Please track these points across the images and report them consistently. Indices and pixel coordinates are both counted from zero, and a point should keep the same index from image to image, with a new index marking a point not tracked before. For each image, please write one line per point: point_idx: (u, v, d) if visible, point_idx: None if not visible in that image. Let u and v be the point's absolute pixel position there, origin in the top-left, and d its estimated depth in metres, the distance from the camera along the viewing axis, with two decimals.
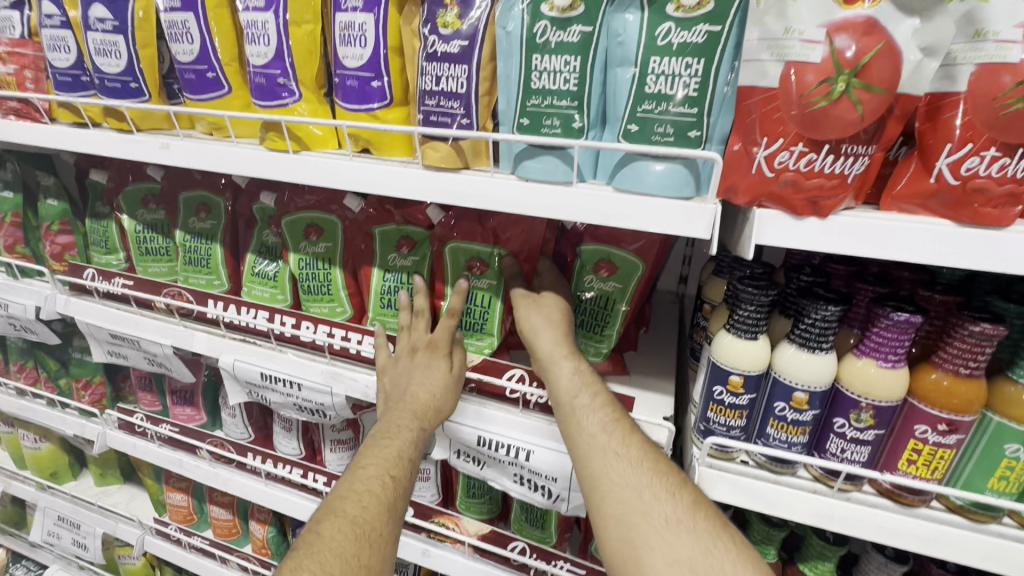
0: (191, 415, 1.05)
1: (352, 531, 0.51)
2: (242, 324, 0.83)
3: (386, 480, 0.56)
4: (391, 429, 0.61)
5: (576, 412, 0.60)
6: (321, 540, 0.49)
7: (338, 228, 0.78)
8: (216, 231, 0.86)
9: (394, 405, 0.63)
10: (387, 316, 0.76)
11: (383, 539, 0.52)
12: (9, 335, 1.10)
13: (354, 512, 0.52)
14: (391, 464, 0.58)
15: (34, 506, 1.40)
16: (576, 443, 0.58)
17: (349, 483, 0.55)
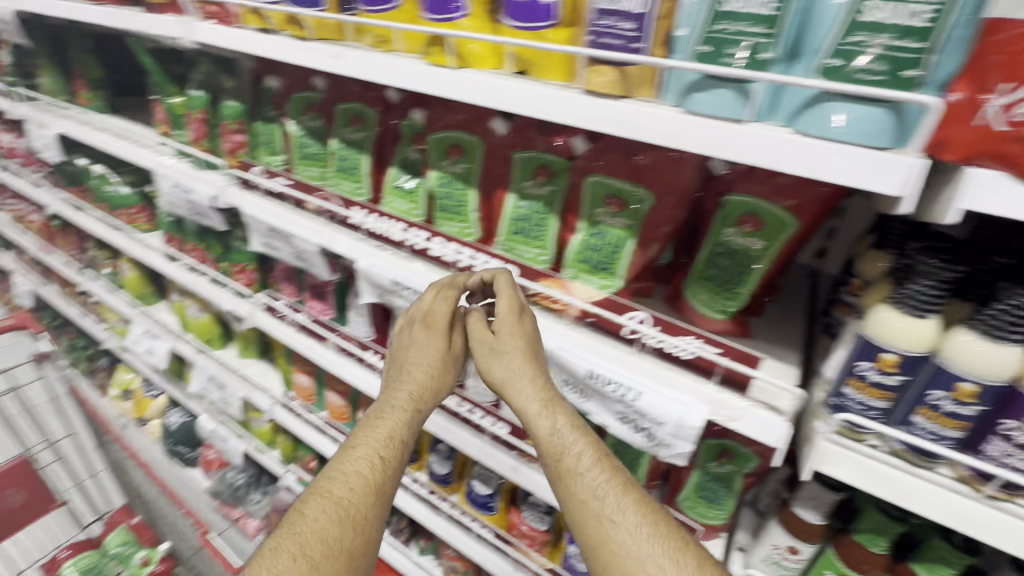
0: (321, 309, 1.19)
1: (335, 514, 0.68)
2: (380, 232, 0.91)
3: (374, 458, 0.74)
4: (385, 413, 0.78)
5: (553, 432, 0.68)
6: (304, 518, 0.68)
7: (478, 150, 0.79)
8: (366, 142, 0.92)
9: (396, 380, 0.81)
10: (515, 242, 0.78)
11: (363, 518, 0.70)
12: (188, 217, 1.28)
13: (346, 484, 0.71)
14: (381, 443, 0.75)
15: (192, 364, 1.68)
16: (557, 465, 0.67)
17: (338, 470, 0.73)
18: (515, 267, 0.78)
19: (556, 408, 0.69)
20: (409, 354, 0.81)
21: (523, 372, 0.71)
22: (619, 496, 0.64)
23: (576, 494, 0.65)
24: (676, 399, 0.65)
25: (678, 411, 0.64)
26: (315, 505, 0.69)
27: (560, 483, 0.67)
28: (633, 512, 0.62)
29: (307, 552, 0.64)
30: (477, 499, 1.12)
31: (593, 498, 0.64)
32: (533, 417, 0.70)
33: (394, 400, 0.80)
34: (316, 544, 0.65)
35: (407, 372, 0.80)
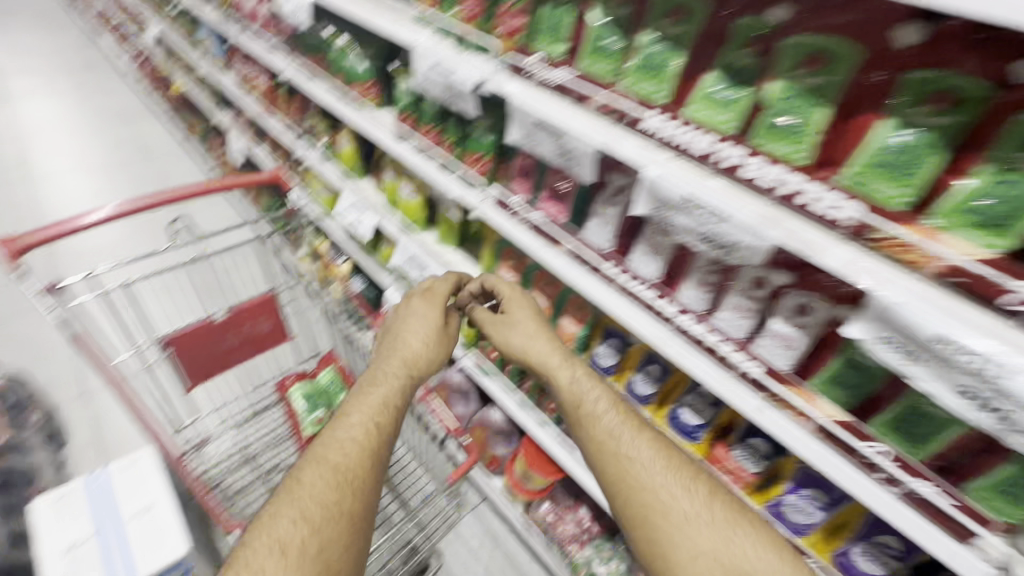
0: (556, 212, 1.19)
1: (336, 482, 1.00)
2: (679, 142, 0.85)
3: (367, 425, 1.09)
4: (379, 381, 1.17)
5: (578, 405, 1.14)
6: (305, 484, 0.99)
7: (850, 62, 0.68)
8: (686, 39, 0.84)
9: (379, 372, 1.20)
10: (870, 175, 0.68)
11: (352, 484, 1.01)
12: (432, 98, 1.30)
13: (368, 402, 1.14)
14: (374, 413, 1.11)
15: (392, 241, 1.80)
16: (577, 411, 1.12)
17: (339, 441, 1.06)
18: (861, 205, 0.69)
19: (554, 373, 1.20)
20: (399, 343, 1.29)
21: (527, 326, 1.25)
22: (650, 448, 1.06)
23: (608, 450, 1.06)
24: None
25: None
26: (346, 439, 1.06)
27: (604, 455, 1.06)
28: (623, 439, 1.07)
29: (340, 482, 1.00)
30: (683, 426, 1.13)
31: (628, 462, 1.03)
32: (587, 417, 1.10)
33: (394, 366, 1.22)
34: (316, 513, 0.95)
35: (403, 345, 1.27)
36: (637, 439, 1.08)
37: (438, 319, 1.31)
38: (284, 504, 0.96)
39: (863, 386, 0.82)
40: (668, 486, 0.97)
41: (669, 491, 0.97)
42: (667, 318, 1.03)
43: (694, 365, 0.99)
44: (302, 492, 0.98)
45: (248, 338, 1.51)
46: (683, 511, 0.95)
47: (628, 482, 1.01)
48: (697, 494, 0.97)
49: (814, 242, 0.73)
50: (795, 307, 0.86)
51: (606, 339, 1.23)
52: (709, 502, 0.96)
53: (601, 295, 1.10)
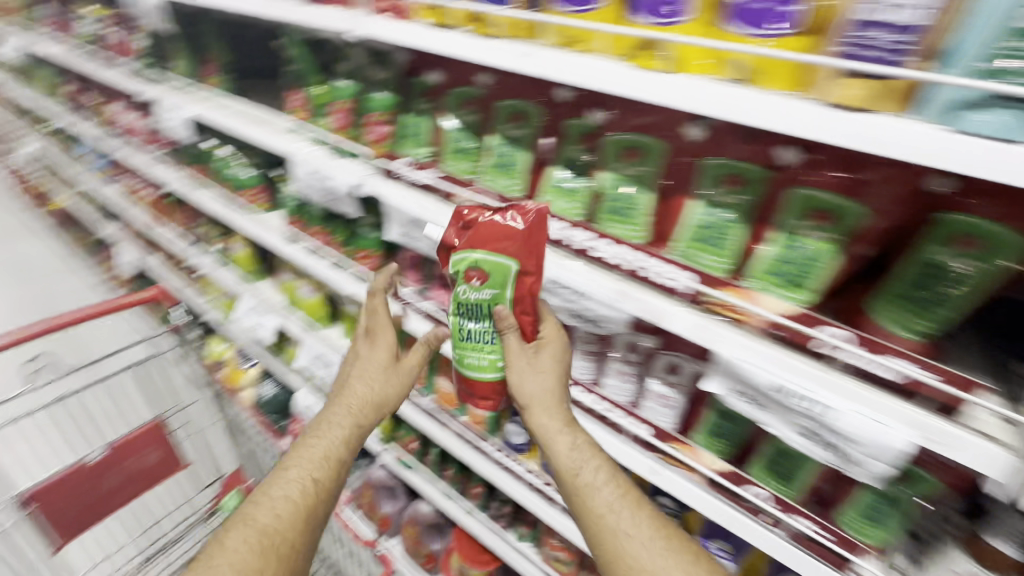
0: (448, 298, 1.22)
1: (258, 540, 0.79)
2: (537, 230, 0.92)
3: (305, 480, 0.88)
4: (325, 430, 0.95)
5: (573, 446, 0.84)
6: (229, 544, 0.79)
7: (660, 153, 0.79)
8: (527, 138, 0.93)
9: (338, 398, 0.98)
10: (693, 249, 0.77)
11: (286, 545, 0.81)
12: (319, 202, 1.32)
13: (314, 455, 0.91)
14: (314, 467, 0.89)
15: (299, 342, 1.73)
16: (575, 481, 0.83)
17: (272, 485, 0.87)
18: (692, 274, 0.76)
19: (580, 429, 0.86)
20: (357, 357, 1.04)
21: (545, 387, 0.85)
22: (619, 498, 0.81)
23: (593, 509, 0.80)
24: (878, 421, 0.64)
25: (878, 431, 0.64)
26: (279, 487, 0.86)
27: (573, 489, 0.83)
28: (613, 491, 0.81)
29: (268, 548, 0.79)
30: None
31: (609, 511, 0.80)
32: (558, 434, 0.85)
33: (338, 414, 0.96)
34: (241, 564, 0.76)
35: (354, 386, 1.00)
36: (615, 492, 0.81)
37: (385, 356, 1.02)
38: (218, 553, 0.78)
39: (740, 433, 0.87)
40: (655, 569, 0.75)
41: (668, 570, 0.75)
42: None
43: (586, 434, 1.02)
44: (221, 553, 0.78)
45: (134, 474, 1.52)
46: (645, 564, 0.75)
47: (613, 535, 0.79)
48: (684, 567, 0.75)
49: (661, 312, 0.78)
50: (666, 367, 0.93)
51: (516, 418, 1.23)
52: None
53: None
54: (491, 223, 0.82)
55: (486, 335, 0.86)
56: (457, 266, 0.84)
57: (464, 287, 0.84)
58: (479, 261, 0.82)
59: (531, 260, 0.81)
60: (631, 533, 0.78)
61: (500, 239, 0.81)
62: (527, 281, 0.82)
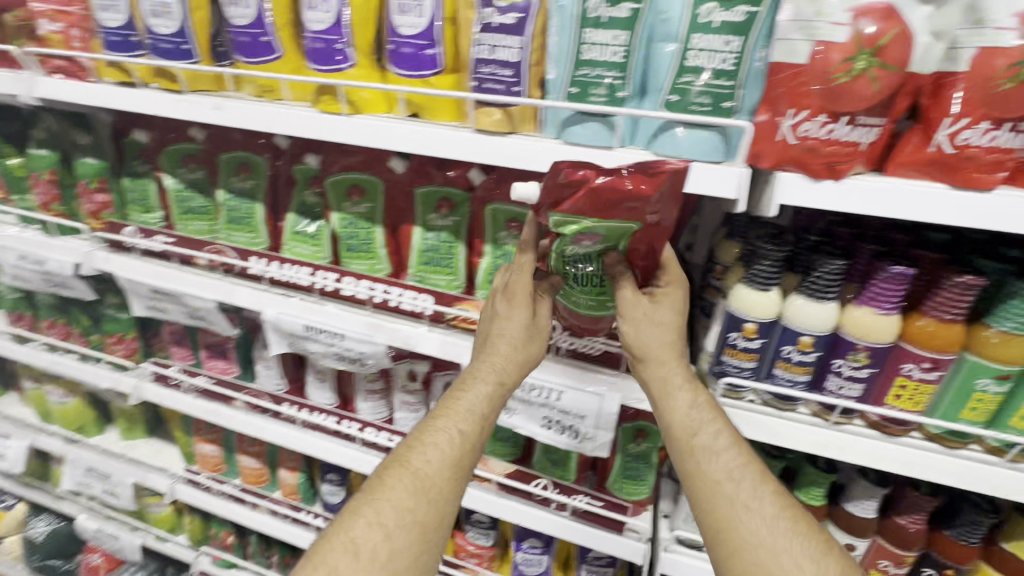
0: (224, 367, 1.11)
1: (412, 485, 0.64)
2: (287, 280, 0.89)
3: (453, 434, 0.67)
4: (467, 385, 0.69)
5: (692, 404, 0.66)
6: (387, 487, 0.64)
7: (380, 189, 0.82)
8: (257, 189, 0.90)
9: (484, 351, 0.70)
10: (427, 272, 0.83)
11: (439, 496, 0.65)
12: (42, 291, 1.12)
13: (454, 397, 0.69)
14: (461, 418, 0.68)
15: (62, 459, 1.42)
16: (690, 442, 0.65)
17: (423, 434, 0.68)
18: (429, 295, 0.81)
19: (698, 385, 0.67)
20: (491, 333, 0.71)
21: (659, 335, 0.67)
22: (754, 481, 0.63)
23: (709, 474, 0.64)
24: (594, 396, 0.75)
25: (596, 404, 0.74)
26: (431, 435, 0.67)
27: (687, 452, 0.65)
28: (738, 455, 0.64)
29: (429, 495, 0.64)
30: None
31: (729, 478, 0.63)
32: (674, 391, 0.67)
33: (488, 367, 0.69)
34: (393, 512, 0.63)
35: (493, 343, 0.70)
36: (741, 459, 0.64)
37: (526, 309, 0.70)
38: (358, 503, 0.64)
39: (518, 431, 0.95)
40: (769, 544, 0.60)
41: (779, 546, 0.59)
42: (356, 436, 1.02)
43: None
44: (375, 496, 0.64)
45: None
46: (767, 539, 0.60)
47: (732, 505, 0.62)
48: (816, 556, 0.59)
49: (413, 335, 0.82)
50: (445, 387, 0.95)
51: (328, 476, 1.16)
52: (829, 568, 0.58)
53: (288, 437, 1.05)
54: (617, 185, 0.57)
55: (590, 276, 0.67)
56: (560, 229, 0.61)
57: (578, 250, 0.64)
58: (602, 227, 0.61)
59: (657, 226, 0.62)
60: (752, 507, 0.61)
61: (617, 207, 0.59)
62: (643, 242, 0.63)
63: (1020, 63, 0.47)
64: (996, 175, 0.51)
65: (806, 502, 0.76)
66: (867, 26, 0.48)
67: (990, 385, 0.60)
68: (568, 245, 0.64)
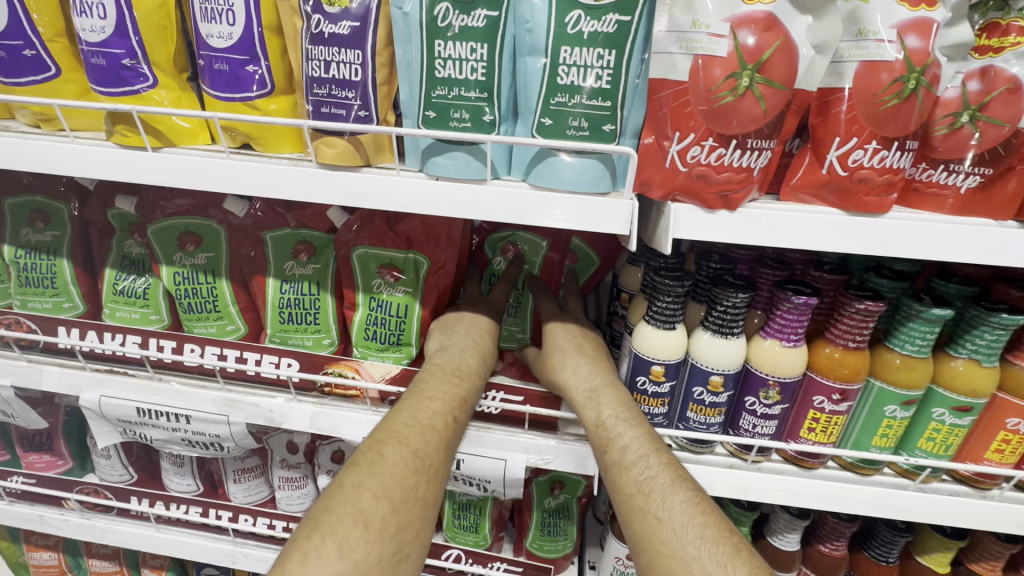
0: (50, 461, 0.88)
1: (414, 461, 0.49)
2: (106, 353, 0.70)
3: (448, 418, 0.54)
4: (463, 369, 0.59)
5: (600, 422, 0.56)
6: (385, 462, 0.47)
7: (222, 236, 0.68)
8: (60, 243, 0.71)
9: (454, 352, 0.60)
10: (288, 331, 0.68)
11: (437, 479, 0.51)
12: None
13: (446, 377, 0.57)
14: (458, 402, 0.55)
15: None
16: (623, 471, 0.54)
17: (414, 409, 0.53)
18: (294, 361, 0.65)
19: (602, 397, 0.58)
20: (437, 347, 0.62)
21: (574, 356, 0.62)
22: (675, 478, 0.52)
23: (630, 481, 0.53)
24: (492, 454, 0.64)
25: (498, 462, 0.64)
26: (425, 414, 0.53)
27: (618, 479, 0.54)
28: (657, 462, 0.53)
29: (429, 477, 0.49)
30: None
31: (639, 491, 0.52)
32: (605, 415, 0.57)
33: (470, 355, 0.60)
34: (398, 487, 0.47)
35: (459, 349, 0.61)
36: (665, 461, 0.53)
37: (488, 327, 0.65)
38: (350, 477, 0.46)
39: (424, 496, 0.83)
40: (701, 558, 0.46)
41: (695, 554, 0.47)
42: (227, 528, 0.84)
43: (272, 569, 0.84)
44: (373, 468, 0.47)
45: None
46: None
47: (644, 519, 0.51)
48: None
49: (277, 409, 0.67)
50: (331, 457, 0.81)
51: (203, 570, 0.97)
52: None
53: (140, 538, 0.85)
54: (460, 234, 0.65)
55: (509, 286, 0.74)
56: (491, 247, 0.75)
57: (497, 260, 0.74)
58: (519, 238, 0.73)
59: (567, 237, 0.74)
60: (663, 517, 0.50)
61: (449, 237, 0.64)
62: (555, 260, 0.74)
63: (901, 77, 0.43)
64: (888, 197, 0.48)
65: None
66: (749, 39, 0.42)
67: (899, 411, 0.57)
68: (495, 263, 0.74)
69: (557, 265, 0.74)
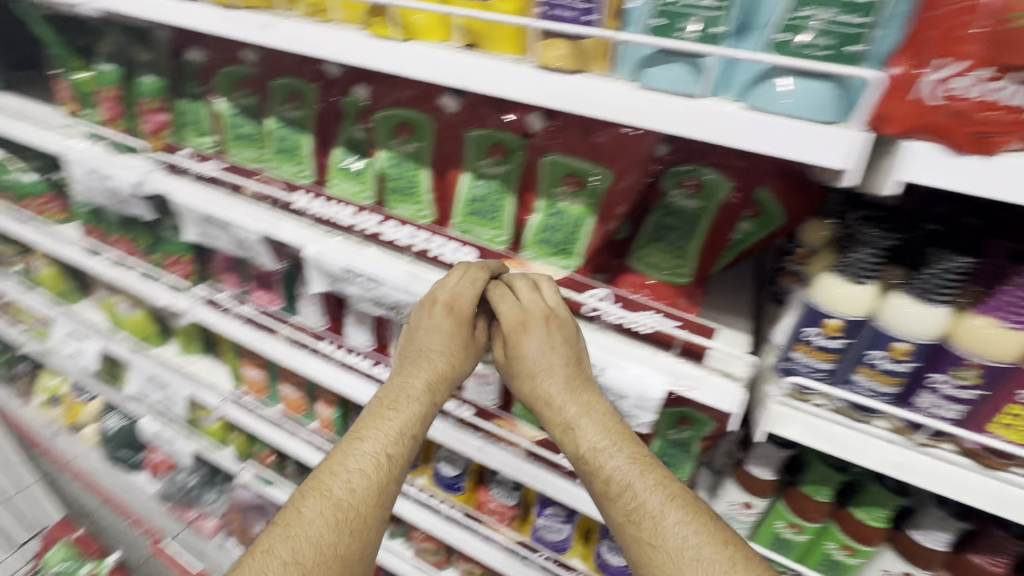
0: (270, 298, 1.13)
1: (333, 516, 0.61)
2: (328, 217, 0.86)
3: (378, 457, 0.65)
4: (402, 402, 0.69)
5: (581, 454, 0.64)
6: (303, 520, 0.61)
7: (429, 129, 0.76)
8: (305, 120, 0.86)
9: (416, 365, 0.71)
10: (471, 223, 0.76)
11: (365, 526, 0.62)
12: (106, 206, 1.16)
13: (384, 413, 0.68)
14: (390, 441, 0.66)
15: (127, 365, 1.55)
16: (615, 502, 0.61)
17: (346, 456, 0.65)
18: (473, 249, 0.75)
19: (575, 429, 0.64)
20: (405, 355, 0.72)
21: (553, 380, 0.65)
22: (661, 499, 0.59)
23: (623, 507, 0.60)
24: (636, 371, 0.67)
25: (641, 381, 0.66)
26: (354, 458, 0.65)
27: (610, 509, 0.61)
28: (643, 488, 0.59)
29: (351, 526, 0.62)
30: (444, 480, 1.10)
31: (629, 520, 0.59)
32: (586, 445, 0.63)
33: (414, 386, 0.70)
34: (310, 547, 0.59)
35: (425, 360, 0.71)
36: (649, 482, 0.60)
37: (449, 328, 0.70)
38: (264, 543, 0.59)
39: None
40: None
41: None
42: (389, 381, 1.01)
43: None
44: (291, 528, 0.60)
45: None
46: None
47: (639, 544, 0.58)
48: None
49: None
50: None
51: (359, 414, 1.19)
52: None
53: (324, 373, 1.06)
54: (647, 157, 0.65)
55: (679, 221, 0.73)
56: (672, 178, 0.73)
57: (675, 193, 0.73)
58: (703, 174, 0.71)
59: (755, 180, 0.69)
60: (657, 543, 0.57)
61: (639, 159, 0.65)
62: (735, 203, 0.70)
63: None
64: None
65: (864, 521, 0.67)
66: None
67: None
68: (672, 195, 0.73)
69: (737, 210, 0.71)
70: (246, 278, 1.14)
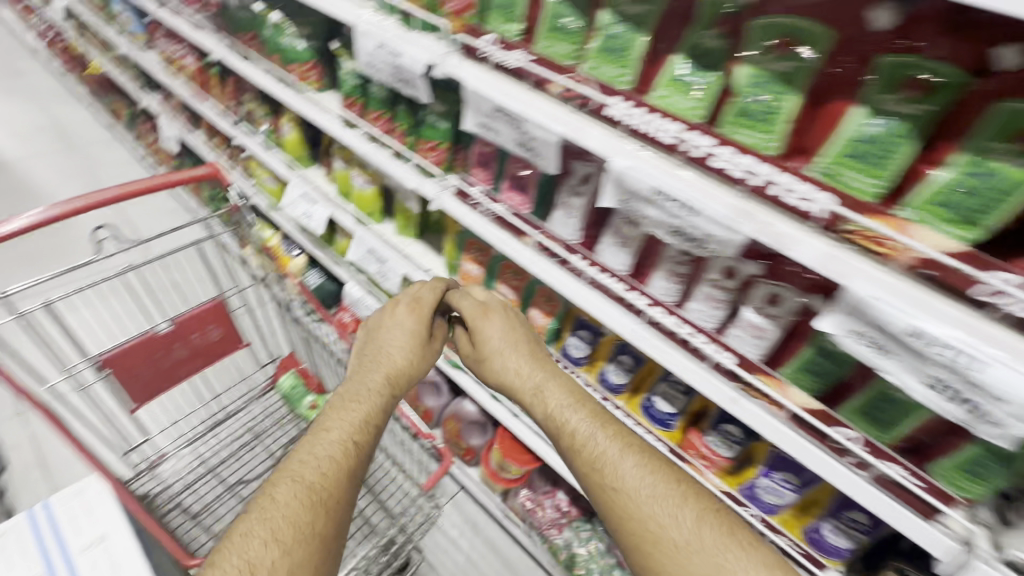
0: (521, 201, 1.14)
1: (303, 494, 0.84)
2: (645, 130, 0.81)
3: (346, 443, 0.93)
4: (359, 398, 1.01)
5: (558, 415, 1.05)
6: (276, 499, 0.83)
7: (823, 45, 0.65)
8: (648, 18, 0.79)
9: (375, 359, 1.10)
10: (844, 166, 0.66)
11: (330, 506, 0.85)
12: (383, 82, 1.19)
13: (348, 405, 0.99)
14: (354, 430, 0.95)
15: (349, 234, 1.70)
16: (572, 445, 1.01)
17: (316, 442, 0.92)
18: (833, 195, 0.67)
19: (541, 392, 1.08)
20: (385, 345, 1.12)
21: (515, 365, 1.13)
22: (621, 448, 0.98)
23: (588, 456, 0.98)
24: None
25: None
26: (322, 446, 0.91)
27: (601, 489, 0.95)
28: (608, 443, 0.99)
29: (315, 501, 0.84)
30: (656, 415, 1.12)
31: (592, 469, 0.97)
32: (581, 443, 1.00)
33: (377, 379, 1.06)
34: (288, 526, 0.80)
35: (387, 353, 1.11)
36: (608, 435, 1.00)
37: (405, 322, 1.14)
38: (248, 523, 0.80)
39: (839, 371, 0.81)
40: (656, 512, 0.90)
41: (653, 517, 0.89)
42: (640, 311, 0.99)
43: (661, 355, 0.99)
44: (270, 502, 0.83)
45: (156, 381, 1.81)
46: (674, 538, 0.87)
47: (604, 486, 0.95)
48: (691, 516, 0.89)
49: (790, 235, 0.70)
50: (766, 297, 0.85)
51: (578, 331, 1.22)
52: (724, 540, 0.86)
53: (568, 287, 1.06)
54: None
55: None
56: None
57: None
58: None
59: None
60: (617, 485, 0.94)
61: None
62: None
63: None
64: None
65: None
66: None
67: None
68: None
69: None
70: (501, 176, 1.15)
